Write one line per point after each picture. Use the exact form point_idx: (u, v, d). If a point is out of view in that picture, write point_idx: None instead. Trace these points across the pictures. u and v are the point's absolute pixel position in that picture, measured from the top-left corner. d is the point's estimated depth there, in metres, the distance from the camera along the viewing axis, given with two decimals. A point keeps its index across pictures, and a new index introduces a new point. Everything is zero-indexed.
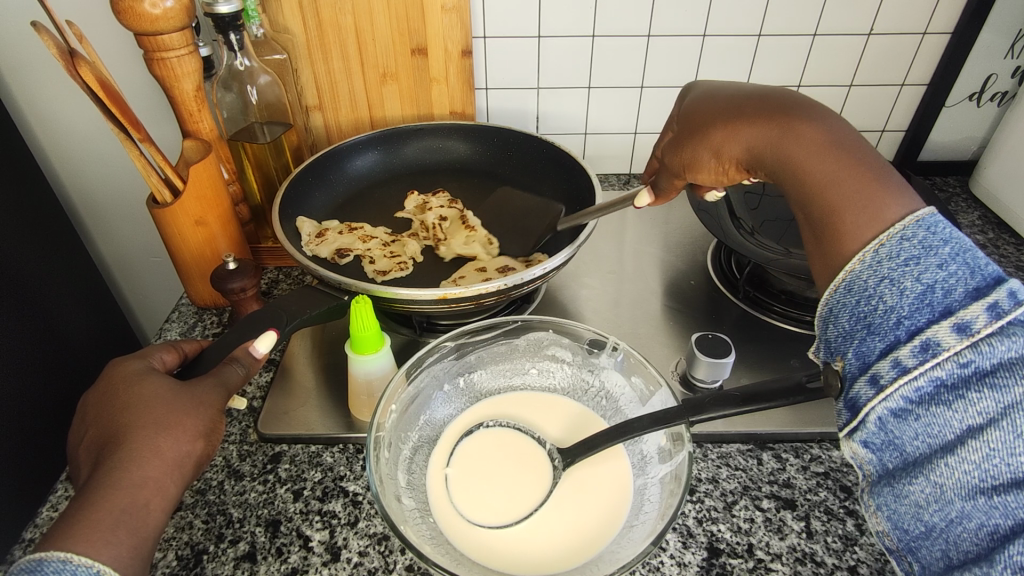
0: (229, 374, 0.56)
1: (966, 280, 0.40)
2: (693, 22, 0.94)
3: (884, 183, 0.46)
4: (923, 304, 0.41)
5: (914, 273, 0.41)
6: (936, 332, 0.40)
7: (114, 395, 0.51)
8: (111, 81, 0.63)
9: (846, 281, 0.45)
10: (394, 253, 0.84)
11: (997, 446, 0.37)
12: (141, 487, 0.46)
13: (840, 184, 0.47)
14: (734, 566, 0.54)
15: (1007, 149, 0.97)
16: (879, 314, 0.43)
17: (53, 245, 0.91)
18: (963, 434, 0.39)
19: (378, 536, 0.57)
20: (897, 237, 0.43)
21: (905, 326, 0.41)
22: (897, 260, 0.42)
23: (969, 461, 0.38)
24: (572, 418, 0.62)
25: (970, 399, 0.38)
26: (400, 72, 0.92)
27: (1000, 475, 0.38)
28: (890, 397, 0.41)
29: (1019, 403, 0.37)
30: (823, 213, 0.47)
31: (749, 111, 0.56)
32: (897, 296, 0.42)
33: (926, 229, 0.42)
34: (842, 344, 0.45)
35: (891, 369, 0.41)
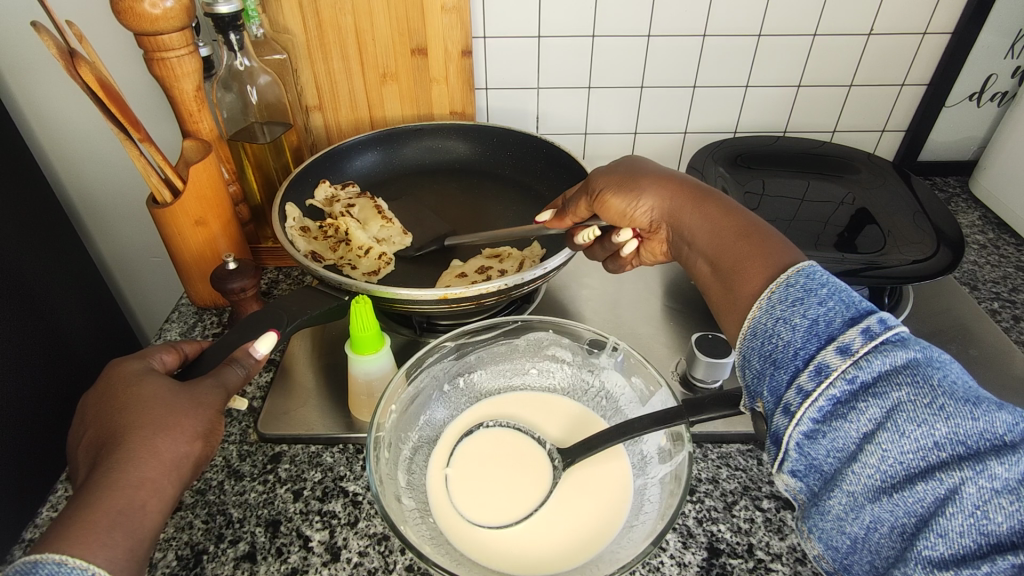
0: (229, 375, 0.55)
1: (842, 311, 0.43)
2: (694, 22, 0.94)
3: (776, 242, 0.51)
4: (812, 334, 0.43)
5: (801, 310, 0.44)
6: (824, 356, 0.42)
7: (113, 396, 0.51)
8: (111, 81, 0.63)
9: (751, 327, 0.47)
10: (364, 246, 0.82)
11: (887, 448, 0.39)
12: (138, 488, 0.46)
13: (741, 243, 0.53)
14: (734, 566, 0.54)
15: (1006, 149, 0.97)
16: (780, 350, 0.45)
17: (52, 245, 0.91)
18: (860, 442, 0.40)
19: (378, 537, 0.57)
20: (784, 284, 0.46)
21: (801, 356, 0.43)
22: (786, 302, 0.46)
23: (870, 467, 0.40)
24: (572, 418, 0.62)
25: (860, 410, 0.40)
26: (400, 72, 0.92)
27: (895, 475, 0.39)
28: (800, 421, 0.42)
29: (898, 407, 0.39)
30: (729, 266, 0.52)
31: (670, 178, 0.63)
32: (791, 332, 0.44)
33: (806, 276, 0.46)
34: (757, 386, 0.46)
35: (797, 396, 0.43)
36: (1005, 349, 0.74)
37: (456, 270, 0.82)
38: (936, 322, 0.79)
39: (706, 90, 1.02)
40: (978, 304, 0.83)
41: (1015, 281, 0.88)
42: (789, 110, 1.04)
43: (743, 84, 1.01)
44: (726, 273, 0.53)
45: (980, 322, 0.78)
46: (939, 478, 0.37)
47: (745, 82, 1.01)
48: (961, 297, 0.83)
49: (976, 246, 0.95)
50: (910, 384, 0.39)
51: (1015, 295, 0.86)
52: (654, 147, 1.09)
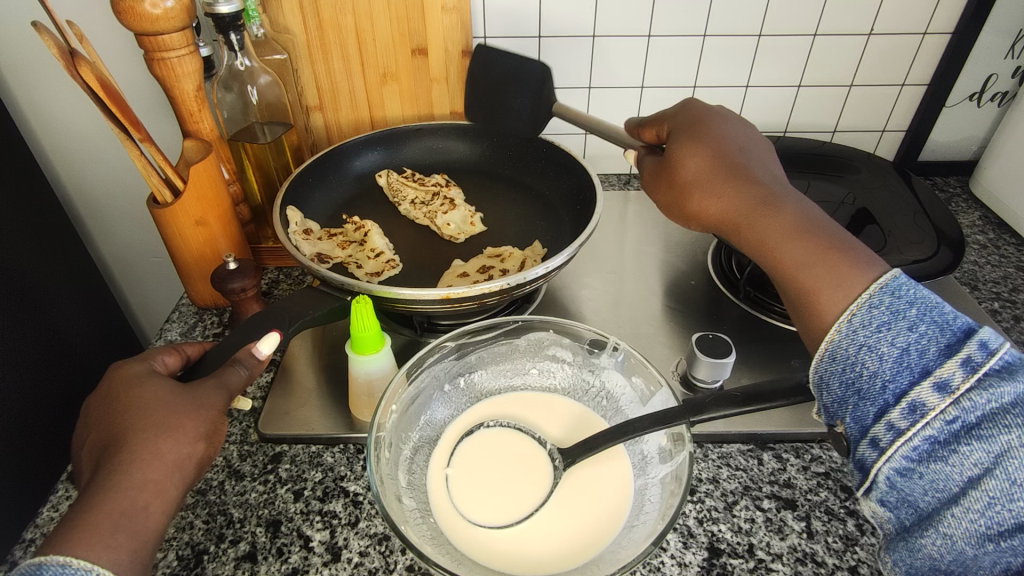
0: (232, 376, 0.55)
1: (936, 338, 0.43)
2: (694, 22, 0.94)
3: (855, 264, 0.48)
4: (903, 366, 0.43)
5: (889, 337, 0.44)
6: (919, 393, 0.42)
7: (115, 398, 0.51)
8: (111, 81, 0.63)
9: (828, 350, 0.47)
10: (376, 250, 0.84)
11: (995, 494, 0.40)
12: (140, 490, 0.46)
13: (816, 266, 0.49)
14: (735, 566, 0.54)
15: (1007, 149, 0.97)
16: (865, 379, 0.45)
17: (53, 244, 0.91)
18: (963, 486, 0.41)
19: (378, 536, 0.57)
20: (866, 304, 0.45)
21: (891, 390, 0.44)
22: (870, 326, 0.45)
23: (973, 511, 0.41)
24: (572, 418, 0.62)
25: (963, 453, 0.41)
26: (400, 72, 0.92)
27: (1003, 522, 0.40)
28: (891, 458, 0.44)
29: (1007, 452, 0.40)
30: (802, 290, 0.49)
31: (729, 173, 0.56)
32: (878, 361, 0.44)
33: (891, 294, 0.45)
34: (837, 410, 0.47)
35: (887, 432, 0.44)
36: None
37: (458, 271, 0.82)
38: None
39: (706, 89, 1.02)
40: (978, 304, 0.83)
41: (1015, 282, 0.88)
42: (789, 110, 1.04)
43: (743, 84, 1.01)
44: (798, 297, 0.50)
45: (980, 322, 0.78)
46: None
47: (746, 82, 1.01)
48: (961, 297, 0.83)
49: (976, 246, 0.95)
50: (1019, 428, 0.39)
51: (1015, 295, 0.86)
52: None
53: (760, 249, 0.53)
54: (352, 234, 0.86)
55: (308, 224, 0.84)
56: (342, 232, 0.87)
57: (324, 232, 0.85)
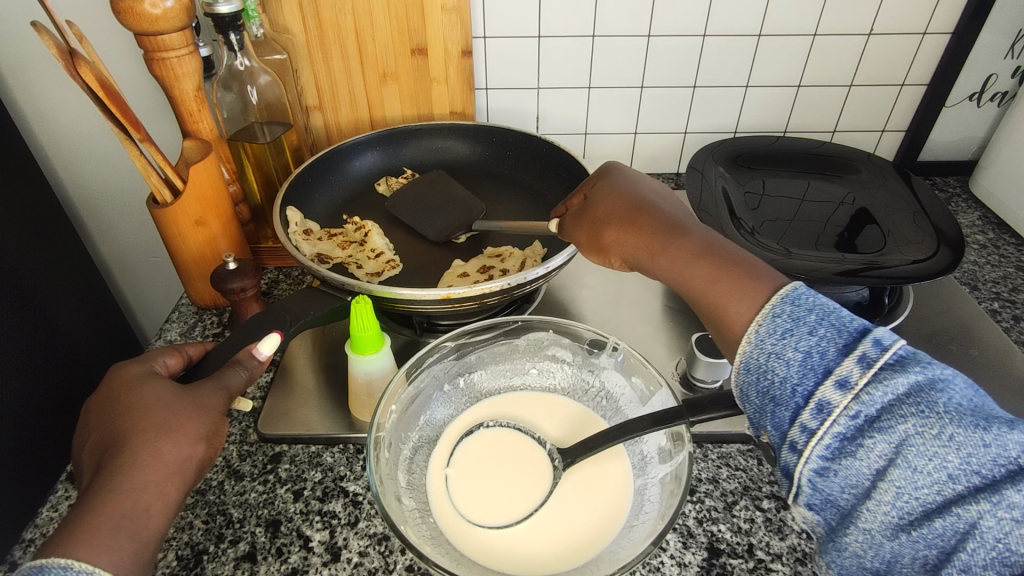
0: (232, 378, 0.55)
1: (835, 339, 0.42)
2: (694, 22, 0.94)
3: (754, 278, 0.48)
4: (808, 368, 0.42)
5: (793, 342, 0.43)
6: (824, 393, 0.41)
7: (115, 400, 0.51)
8: (111, 81, 0.63)
9: (743, 362, 0.45)
10: (376, 250, 0.84)
11: (901, 484, 0.39)
12: (141, 491, 0.46)
13: (719, 282, 0.50)
14: (735, 566, 0.54)
15: (1007, 149, 0.97)
16: (777, 386, 0.43)
17: (52, 244, 0.91)
18: (873, 478, 0.40)
19: (378, 536, 0.57)
20: (770, 315, 0.45)
21: (800, 393, 0.42)
22: (775, 335, 0.44)
23: (885, 504, 0.39)
24: (572, 418, 0.62)
25: (867, 447, 0.40)
26: (400, 72, 0.92)
27: (911, 511, 0.39)
28: (808, 459, 0.41)
29: (906, 441, 0.38)
30: (710, 310, 0.50)
31: (634, 213, 0.60)
32: (786, 367, 0.43)
33: (791, 303, 0.44)
34: (759, 420, 0.45)
35: (802, 434, 0.42)
36: (1004, 348, 0.74)
37: (458, 271, 0.82)
38: (937, 323, 0.79)
39: (706, 90, 1.02)
40: (978, 304, 0.83)
41: (1015, 281, 0.88)
42: (789, 110, 1.04)
43: (743, 84, 1.01)
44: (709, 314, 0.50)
45: (980, 322, 0.78)
46: (956, 512, 0.38)
47: (745, 82, 1.01)
48: (961, 297, 0.83)
49: (976, 246, 0.95)
50: (915, 415, 0.38)
51: (1015, 295, 0.86)
52: (654, 146, 1.09)
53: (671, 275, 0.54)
54: (352, 234, 0.86)
55: (308, 224, 0.84)
56: (342, 232, 0.87)
57: (324, 232, 0.85)
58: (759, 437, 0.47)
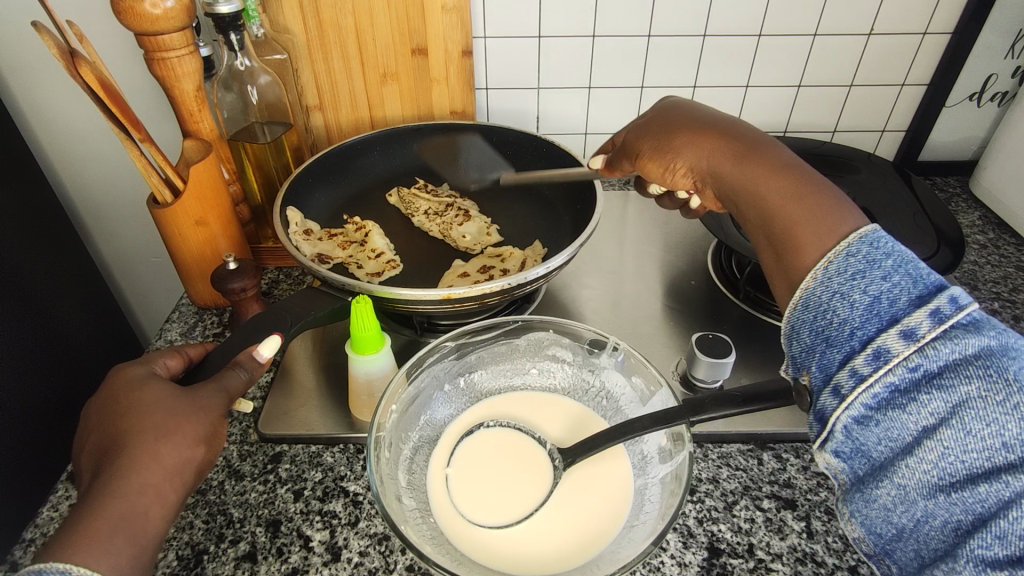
0: (232, 380, 0.55)
1: (908, 290, 0.42)
2: (694, 22, 0.94)
3: (834, 213, 0.48)
4: (873, 313, 0.43)
5: (862, 286, 0.44)
6: (886, 340, 0.42)
7: (115, 401, 0.51)
8: (111, 81, 0.63)
9: (802, 298, 0.47)
10: (376, 250, 0.84)
11: (948, 444, 0.39)
12: (139, 494, 0.46)
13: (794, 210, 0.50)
14: (735, 566, 0.54)
15: (1007, 149, 0.97)
16: (835, 326, 0.45)
17: (52, 244, 0.91)
18: (917, 435, 0.40)
19: (378, 537, 0.57)
20: (844, 252, 0.45)
21: (858, 337, 0.43)
22: (845, 275, 0.45)
23: (926, 461, 0.40)
24: (572, 417, 0.62)
25: (920, 401, 0.40)
26: (400, 72, 0.92)
27: (954, 472, 0.39)
28: (851, 404, 0.43)
29: (965, 402, 0.38)
30: (781, 230, 0.50)
31: (715, 128, 0.60)
32: (849, 309, 0.44)
33: (868, 245, 0.45)
34: (804, 359, 0.47)
35: (850, 378, 0.43)
36: None
37: (459, 271, 0.82)
38: None
39: (706, 90, 1.02)
40: (978, 304, 0.83)
41: (1015, 282, 0.88)
42: (789, 110, 1.05)
43: (743, 84, 1.01)
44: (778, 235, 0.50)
45: None
46: (1003, 479, 0.37)
47: (746, 82, 1.01)
48: None
49: (975, 246, 0.95)
50: (980, 378, 0.38)
51: (1015, 295, 0.86)
52: None
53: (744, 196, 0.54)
54: (352, 234, 0.86)
55: (308, 224, 0.84)
56: (343, 232, 0.87)
57: (325, 232, 0.85)
58: (800, 381, 0.49)
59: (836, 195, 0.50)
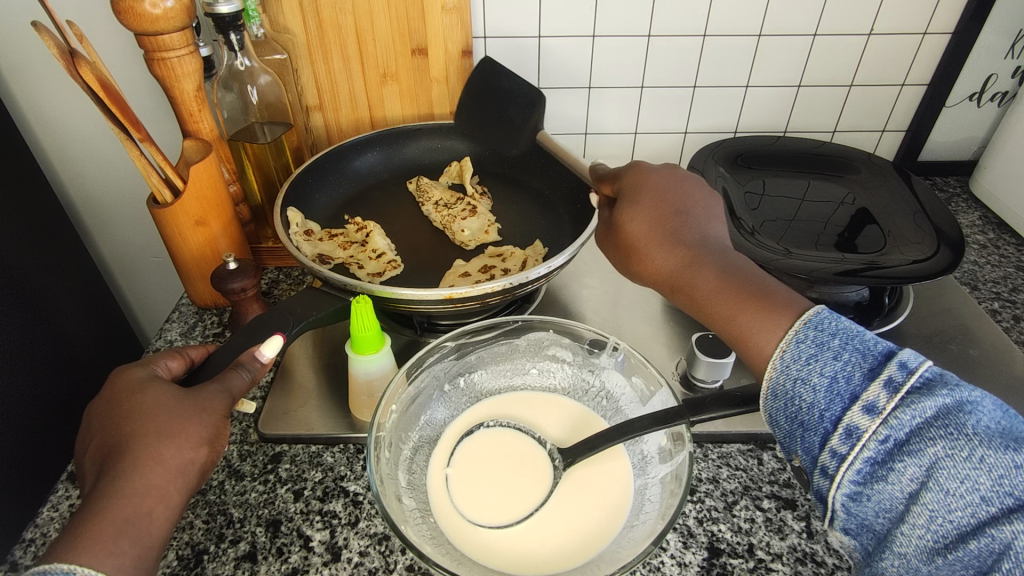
0: (234, 380, 0.55)
1: (860, 364, 0.42)
2: (694, 22, 0.94)
3: (779, 302, 0.48)
4: (834, 394, 0.43)
5: (817, 368, 0.44)
6: (852, 418, 0.42)
7: (116, 405, 0.51)
8: (112, 82, 0.63)
9: (770, 388, 0.46)
10: (376, 251, 0.84)
11: (934, 508, 0.39)
12: (143, 495, 0.46)
13: (742, 311, 0.49)
14: (734, 566, 0.54)
15: (1006, 149, 0.97)
16: (805, 411, 0.44)
17: (52, 243, 0.91)
18: (906, 502, 0.40)
19: (378, 536, 0.57)
20: (795, 340, 0.45)
21: (828, 418, 0.43)
22: (800, 360, 0.44)
23: (919, 527, 0.40)
24: (572, 418, 0.62)
25: (898, 470, 0.40)
26: (400, 72, 0.92)
27: (946, 533, 0.39)
28: (841, 484, 0.42)
29: (937, 463, 0.39)
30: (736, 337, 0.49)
31: (660, 233, 0.57)
32: (812, 393, 0.44)
33: (814, 328, 0.45)
34: (791, 443, 0.46)
35: (832, 459, 0.43)
36: (1004, 348, 0.74)
37: (460, 271, 0.81)
38: (936, 323, 0.79)
39: (706, 90, 1.02)
40: (978, 304, 0.83)
41: (1015, 282, 0.88)
42: (789, 110, 1.04)
43: (743, 85, 1.01)
44: (733, 340, 0.49)
45: (980, 321, 0.78)
46: (989, 533, 0.37)
47: (746, 82, 1.01)
48: (961, 297, 0.83)
49: (975, 246, 0.95)
50: (943, 438, 0.39)
51: (1015, 295, 0.86)
52: (654, 146, 1.09)
53: (694, 305, 0.53)
54: (353, 234, 0.86)
55: (309, 224, 0.84)
56: (343, 232, 0.87)
57: (325, 232, 0.86)
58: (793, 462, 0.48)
59: (774, 288, 0.49)
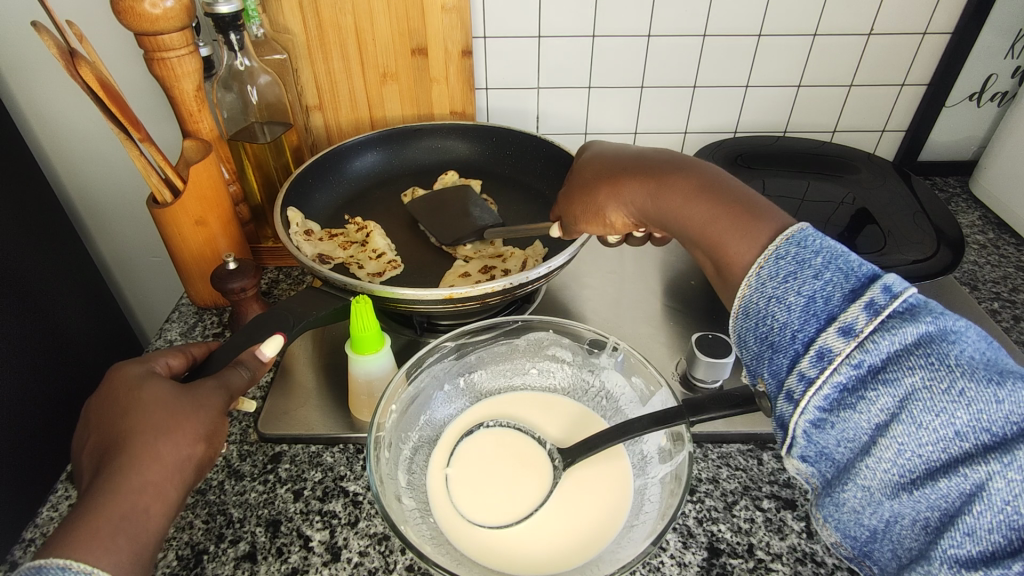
0: (234, 377, 0.55)
1: (842, 284, 0.40)
2: (694, 23, 0.94)
3: (763, 215, 0.47)
4: (810, 314, 0.41)
5: (795, 287, 0.42)
6: (825, 340, 0.40)
7: (114, 401, 0.51)
8: (111, 81, 0.63)
9: (742, 306, 0.45)
10: (376, 251, 0.84)
11: (903, 441, 0.37)
12: (141, 493, 0.46)
13: (719, 220, 0.49)
14: (734, 566, 0.54)
15: (1006, 149, 0.97)
16: (777, 332, 0.42)
17: (52, 242, 0.91)
18: (873, 434, 0.38)
19: (378, 536, 0.57)
20: (773, 257, 0.44)
21: (800, 339, 0.41)
22: (777, 278, 0.43)
23: (885, 461, 0.38)
24: (572, 418, 0.62)
25: (870, 399, 0.38)
26: (400, 72, 0.92)
27: (914, 469, 0.37)
28: (806, 410, 0.41)
29: (912, 395, 0.37)
30: (709, 245, 0.49)
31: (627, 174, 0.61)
32: (786, 312, 0.42)
33: (796, 245, 0.43)
34: (757, 367, 0.45)
35: (799, 383, 0.41)
36: (1004, 348, 0.74)
37: (460, 271, 0.82)
38: None
39: (706, 90, 1.02)
40: (978, 304, 0.83)
41: (1015, 282, 0.88)
42: (789, 110, 1.04)
43: (743, 85, 1.01)
44: (710, 249, 0.49)
45: (980, 321, 0.78)
46: (962, 473, 0.36)
47: (745, 82, 1.01)
48: (961, 297, 0.83)
49: (975, 246, 0.95)
50: (923, 367, 0.37)
51: (1015, 295, 0.86)
52: (654, 146, 1.09)
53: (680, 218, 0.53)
54: (353, 235, 0.87)
55: (309, 224, 0.84)
56: (343, 233, 0.87)
57: (325, 232, 0.86)
58: (757, 386, 0.47)
59: (759, 202, 0.49)
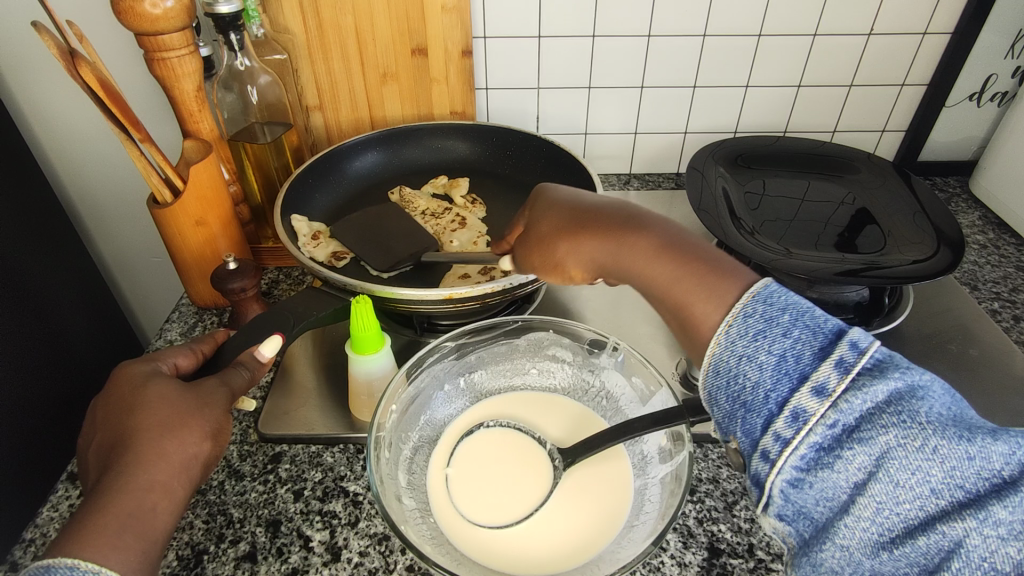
0: (234, 377, 0.55)
1: (809, 342, 0.38)
2: (694, 22, 0.94)
3: (727, 272, 0.44)
4: (782, 373, 0.38)
5: (766, 345, 0.39)
6: (800, 400, 0.37)
7: (119, 399, 0.51)
8: (111, 81, 0.63)
9: (713, 363, 0.41)
10: None
11: (882, 500, 0.36)
12: (148, 491, 0.46)
13: (683, 279, 0.45)
14: (735, 566, 0.54)
15: (1006, 149, 0.97)
16: (749, 391, 0.39)
17: (52, 243, 0.91)
18: (851, 493, 0.37)
19: (378, 537, 0.57)
20: (742, 315, 0.41)
21: (773, 399, 0.38)
22: (747, 336, 0.40)
23: (865, 520, 0.37)
24: (572, 418, 0.62)
25: (846, 458, 0.36)
26: (400, 73, 0.92)
27: (894, 528, 0.36)
28: (782, 469, 0.38)
29: (888, 453, 0.36)
30: (675, 306, 0.45)
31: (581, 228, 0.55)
32: (758, 371, 0.39)
33: (763, 302, 0.41)
34: (727, 425, 0.41)
35: (775, 444, 0.38)
36: (1005, 348, 0.74)
37: (460, 271, 0.82)
38: (936, 323, 0.79)
39: (706, 90, 1.02)
40: (978, 304, 0.83)
41: (1015, 282, 0.88)
42: (789, 110, 1.05)
43: (743, 84, 1.01)
44: (674, 311, 0.45)
45: (980, 321, 0.78)
46: (941, 530, 0.35)
47: (746, 82, 1.01)
48: (961, 297, 0.83)
49: (975, 246, 0.95)
50: (896, 426, 0.36)
51: (1015, 295, 0.86)
52: (654, 146, 1.09)
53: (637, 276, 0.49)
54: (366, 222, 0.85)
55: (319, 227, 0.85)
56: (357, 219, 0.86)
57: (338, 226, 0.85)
58: (727, 443, 0.43)
59: (722, 257, 0.46)
